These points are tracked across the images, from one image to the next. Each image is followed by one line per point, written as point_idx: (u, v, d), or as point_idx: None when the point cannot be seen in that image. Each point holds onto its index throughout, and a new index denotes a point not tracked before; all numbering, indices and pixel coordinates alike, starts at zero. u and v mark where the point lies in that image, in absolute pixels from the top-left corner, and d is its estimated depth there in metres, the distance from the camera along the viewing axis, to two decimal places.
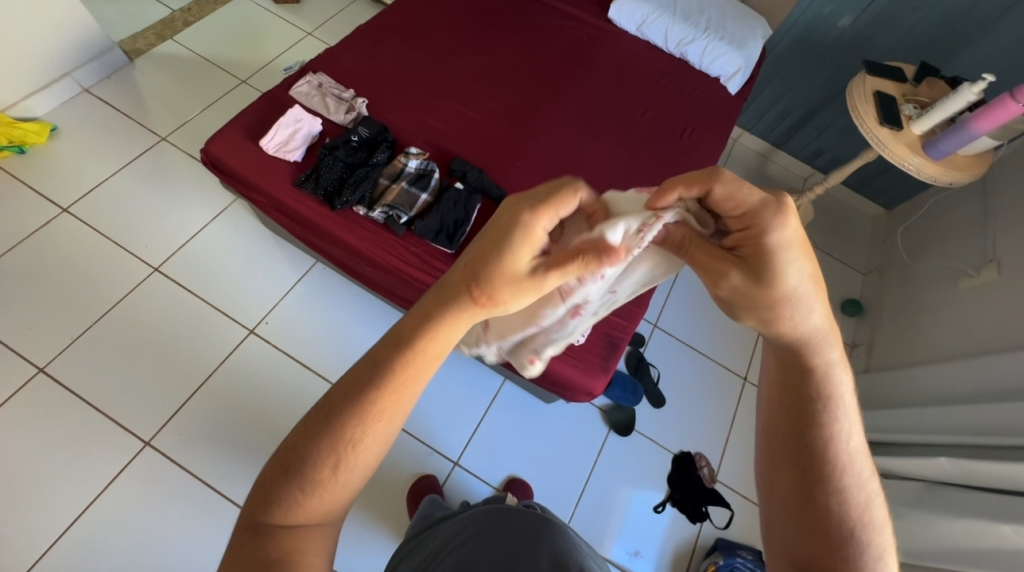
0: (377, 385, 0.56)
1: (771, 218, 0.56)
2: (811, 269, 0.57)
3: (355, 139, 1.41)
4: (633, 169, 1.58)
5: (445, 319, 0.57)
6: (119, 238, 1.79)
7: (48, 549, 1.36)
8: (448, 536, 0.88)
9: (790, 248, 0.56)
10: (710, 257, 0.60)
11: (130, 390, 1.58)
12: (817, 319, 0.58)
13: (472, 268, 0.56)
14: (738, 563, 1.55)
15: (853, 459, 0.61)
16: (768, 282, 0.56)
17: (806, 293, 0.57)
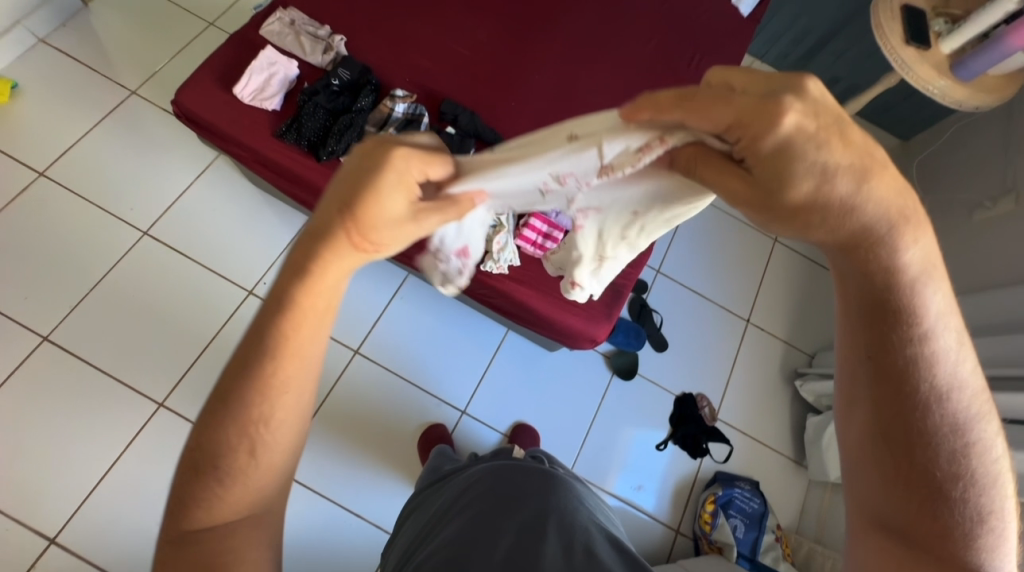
0: (270, 359, 0.58)
1: (765, 117, 0.49)
2: (839, 159, 0.50)
3: (336, 82, 1.31)
4: (637, 106, 1.48)
5: (326, 264, 0.56)
6: (102, 202, 1.72)
7: (83, 503, 1.45)
8: (460, 492, 0.90)
9: (799, 143, 0.49)
10: (717, 177, 0.56)
11: (138, 355, 1.60)
12: (868, 222, 0.53)
13: (342, 211, 0.54)
14: (736, 493, 1.65)
15: (945, 385, 0.59)
16: (785, 190, 0.51)
17: (844, 196, 0.51)
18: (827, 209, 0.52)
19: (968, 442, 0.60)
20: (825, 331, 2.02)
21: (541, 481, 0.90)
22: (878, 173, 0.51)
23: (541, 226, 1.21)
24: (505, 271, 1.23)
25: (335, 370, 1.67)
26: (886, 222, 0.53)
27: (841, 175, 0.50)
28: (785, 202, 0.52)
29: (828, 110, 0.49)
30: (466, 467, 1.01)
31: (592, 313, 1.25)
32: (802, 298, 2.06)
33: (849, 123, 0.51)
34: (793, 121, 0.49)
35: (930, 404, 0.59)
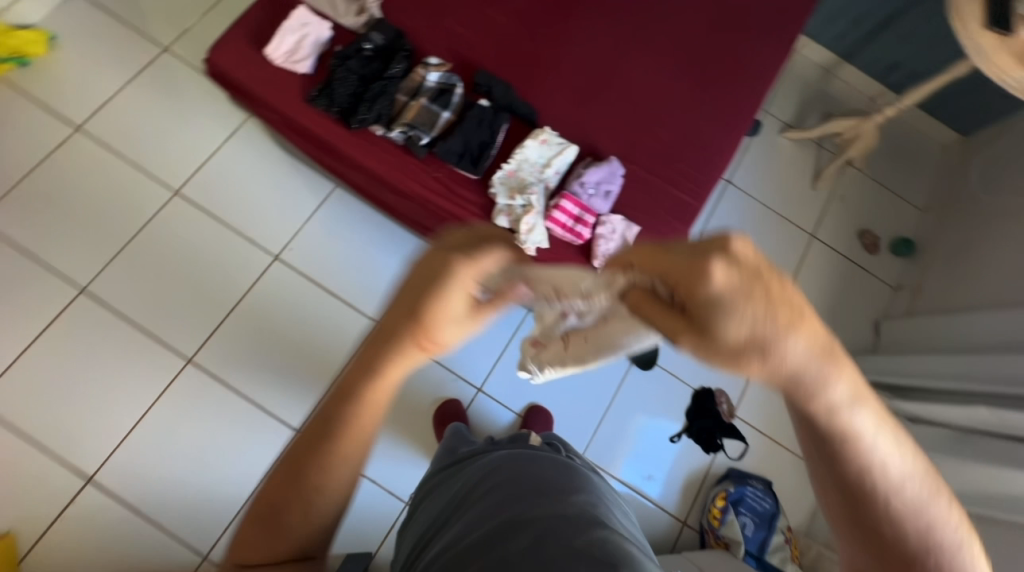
0: (333, 439, 0.60)
1: (691, 270, 0.46)
2: (769, 313, 0.43)
3: (369, 47, 1.26)
4: (680, 86, 1.40)
5: (389, 364, 0.56)
6: (136, 160, 1.74)
7: (116, 449, 1.53)
8: (473, 480, 0.89)
9: (727, 295, 0.44)
10: (663, 321, 0.52)
11: (167, 312, 1.64)
12: (811, 368, 0.45)
13: (409, 313, 0.54)
14: (748, 492, 1.64)
15: (923, 514, 0.52)
16: (719, 342, 0.46)
17: (776, 343, 0.44)
18: (762, 365, 0.45)
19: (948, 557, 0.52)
20: (856, 335, 1.94)
21: (554, 473, 0.89)
22: (802, 321, 0.43)
23: (573, 210, 1.21)
24: (532, 253, 1.19)
25: (355, 340, 1.69)
26: (817, 368, 0.45)
27: (782, 329, 0.43)
28: (726, 357, 0.46)
29: (759, 265, 0.44)
30: (479, 452, 0.99)
31: None
32: (835, 299, 1.98)
33: (783, 272, 0.45)
34: (723, 278, 0.44)
35: (896, 516, 0.52)
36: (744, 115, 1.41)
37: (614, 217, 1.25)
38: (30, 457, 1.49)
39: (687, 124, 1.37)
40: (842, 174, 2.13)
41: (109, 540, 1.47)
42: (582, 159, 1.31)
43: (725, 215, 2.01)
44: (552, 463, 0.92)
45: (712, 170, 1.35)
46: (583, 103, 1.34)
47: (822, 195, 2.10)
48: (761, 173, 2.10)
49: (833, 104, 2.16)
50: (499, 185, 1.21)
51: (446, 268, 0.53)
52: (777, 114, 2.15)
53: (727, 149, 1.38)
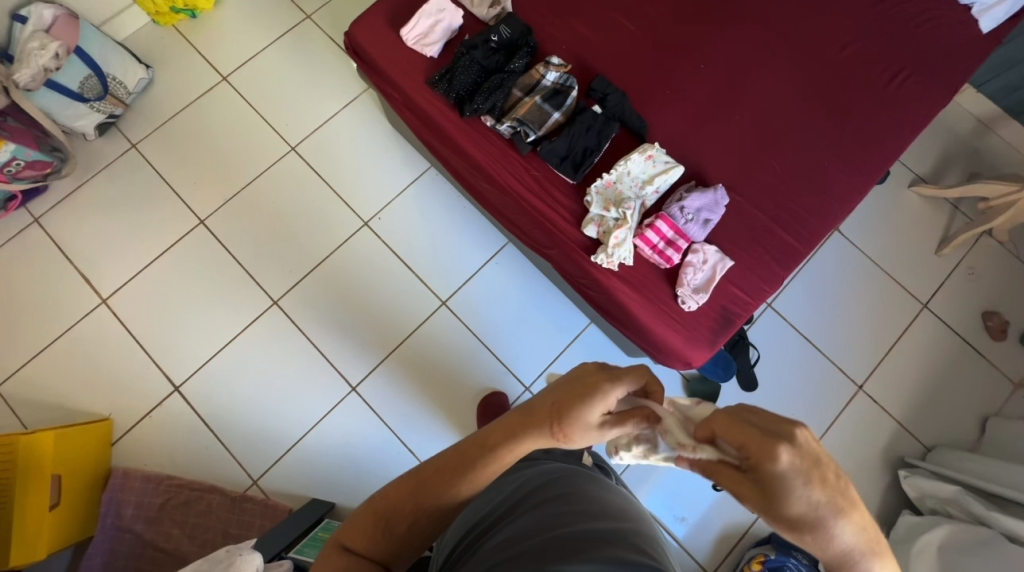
0: (452, 482, 0.62)
1: (761, 449, 0.48)
2: (822, 497, 0.47)
3: (495, 39, 1.29)
4: (808, 122, 1.30)
5: (522, 439, 0.61)
6: (265, 114, 1.93)
7: (203, 365, 1.72)
8: (533, 484, 0.76)
9: (794, 480, 0.47)
10: (721, 484, 0.52)
11: (265, 255, 1.81)
12: (853, 550, 0.48)
13: (557, 406, 0.58)
14: (790, 562, 1.49)
15: None
16: (779, 514, 0.48)
17: (826, 527, 0.47)
18: (809, 538, 0.48)
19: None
20: (953, 427, 1.72)
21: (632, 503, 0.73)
22: (851, 508, 0.47)
23: (667, 232, 1.17)
24: (615, 268, 1.17)
25: (421, 315, 1.77)
26: (860, 553, 0.48)
27: (828, 513, 0.47)
28: (786, 530, 0.49)
29: (819, 454, 0.47)
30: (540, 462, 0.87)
31: (693, 335, 1.16)
32: (936, 381, 1.76)
33: (836, 461, 0.48)
34: (791, 465, 0.47)
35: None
36: (877, 164, 1.28)
37: (708, 247, 1.20)
38: (138, 355, 1.72)
39: (808, 164, 1.28)
40: (976, 245, 1.87)
41: (183, 443, 1.67)
42: (685, 182, 1.25)
43: (824, 264, 1.85)
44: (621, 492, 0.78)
45: (827, 217, 1.24)
46: (698, 124, 1.29)
47: (946, 264, 1.86)
48: (877, 227, 1.90)
49: (982, 165, 1.91)
50: (595, 193, 1.20)
51: (601, 379, 0.58)
52: (911, 165, 1.94)
53: (850, 197, 1.26)
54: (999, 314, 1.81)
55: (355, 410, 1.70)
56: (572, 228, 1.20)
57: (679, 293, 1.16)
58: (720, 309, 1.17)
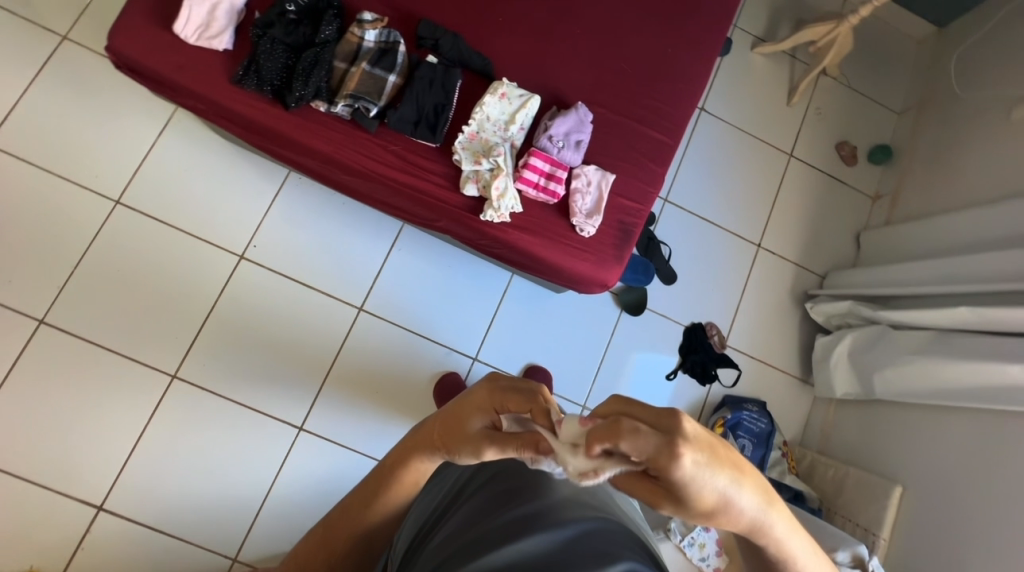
0: (355, 518, 0.69)
1: (661, 453, 0.43)
2: (726, 476, 0.45)
3: (292, 9, 1.11)
4: (641, 13, 1.29)
5: (415, 458, 0.65)
6: (64, 171, 1.58)
7: (120, 473, 1.52)
8: (474, 469, 0.83)
9: (699, 471, 0.44)
10: (634, 494, 0.48)
11: (140, 330, 1.57)
12: (755, 509, 0.49)
13: (442, 425, 0.62)
14: (744, 415, 1.69)
15: None
16: (691, 504, 0.46)
17: (729, 501, 0.47)
18: (722, 512, 0.48)
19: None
20: (838, 250, 1.96)
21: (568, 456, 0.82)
22: (748, 474, 0.47)
23: (544, 167, 1.15)
24: (507, 219, 1.14)
25: (343, 329, 1.66)
26: (760, 509, 0.50)
27: (731, 490, 0.46)
28: (703, 514, 0.48)
29: (711, 439, 0.45)
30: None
31: (601, 257, 1.18)
32: (816, 218, 1.98)
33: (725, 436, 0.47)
34: (693, 460, 0.44)
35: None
36: (713, 38, 1.31)
37: (588, 167, 1.19)
38: (34, 494, 1.47)
39: (653, 56, 1.28)
40: (817, 86, 2.05)
41: (136, 557, 1.50)
42: (547, 109, 1.21)
43: (701, 145, 1.94)
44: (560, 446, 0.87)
45: (684, 103, 1.27)
46: (540, 47, 1.23)
47: (798, 111, 2.03)
48: (736, 96, 2.01)
49: (805, 10, 2.06)
50: (460, 150, 1.13)
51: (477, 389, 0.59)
52: (747, 28, 2.04)
53: (698, 78, 1.29)
54: (849, 142, 2.04)
55: (313, 446, 1.61)
56: (451, 193, 1.13)
57: (575, 223, 1.16)
58: (618, 224, 1.19)
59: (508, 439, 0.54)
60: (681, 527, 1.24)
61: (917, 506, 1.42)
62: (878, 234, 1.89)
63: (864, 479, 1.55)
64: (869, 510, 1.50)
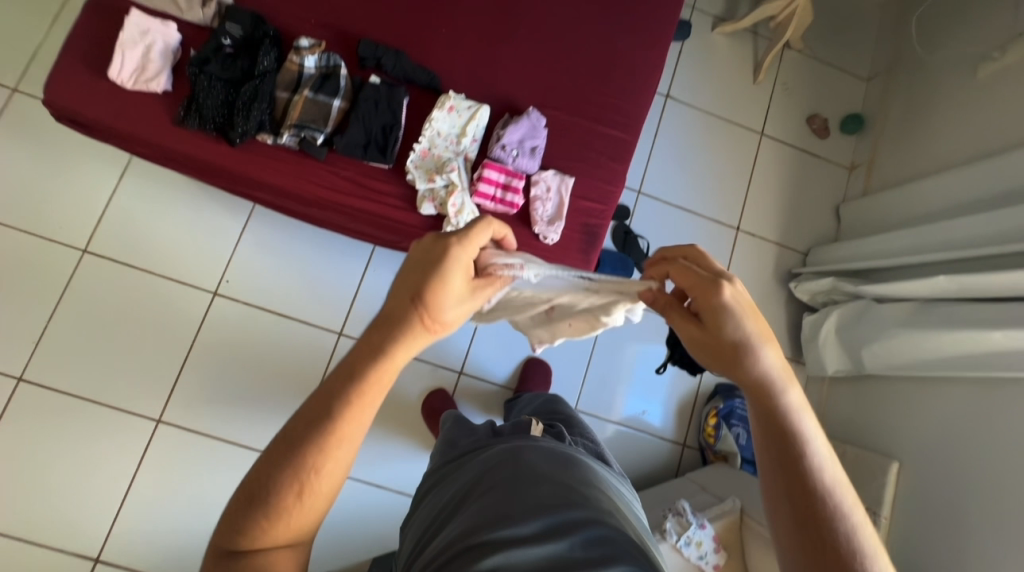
0: (337, 409, 0.57)
1: (719, 284, 0.69)
2: (753, 319, 0.68)
3: (228, 43, 1.08)
4: (588, 10, 1.27)
5: (398, 345, 0.60)
6: (27, 225, 1.57)
7: (114, 523, 1.51)
8: (474, 478, 0.79)
9: (736, 305, 0.68)
10: (671, 310, 0.75)
11: (121, 378, 1.56)
12: (772, 367, 0.67)
13: (415, 295, 0.61)
14: (737, 403, 1.67)
15: (844, 516, 0.63)
16: (724, 327, 0.68)
17: (754, 345, 0.68)
18: (745, 354, 0.67)
19: (874, 562, 0.61)
20: (819, 226, 1.94)
21: (560, 464, 0.80)
22: (771, 343, 0.68)
23: (499, 178, 1.13)
24: None
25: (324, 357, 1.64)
26: (778, 371, 0.68)
27: (754, 335, 0.68)
28: (719, 338, 0.69)
29: (745, 298, 0.69)
30: (482, 446, 0.90)
31: (567, 263, 1.16)
32: (793, 195, 1.95)
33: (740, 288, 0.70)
34: (733, 294, 0.69)
35: (831, 526, 0.62)
36: (663, 28, 1.29)
37: (546, 172, 1.17)
38: (29, 552, 1.46)
39: (602, 50, 1.26)
40: (783, 61, 2.02)
41: None
42: (499, 118, 1.19)
43: (670, 134, 1.93)
44: (553, 450, 0.84)
45: (640, 97, 1.25)
46: (485, 55, 1.21)
47: (765, 88, 2.01)
48: (700, 80, 1.98)
49: None
50: (413, 169, 1.11)
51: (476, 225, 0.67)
52: (707, 9, 2.01)
53: (652, 67, 1.27)
54: (820, 114, 2.01)
55: None
56: (409, 214, 1.11)
57: (538, 231, 1.14)
58: (582, 228, 1.18)
59: (490, 279, 0.68)
60: (677, 526, 1.23)
61: (915, 480, 1.40)
62: (856, 206, 1.87)
63: (861, 457, 1.53)
64: (870, 488, 1.47)
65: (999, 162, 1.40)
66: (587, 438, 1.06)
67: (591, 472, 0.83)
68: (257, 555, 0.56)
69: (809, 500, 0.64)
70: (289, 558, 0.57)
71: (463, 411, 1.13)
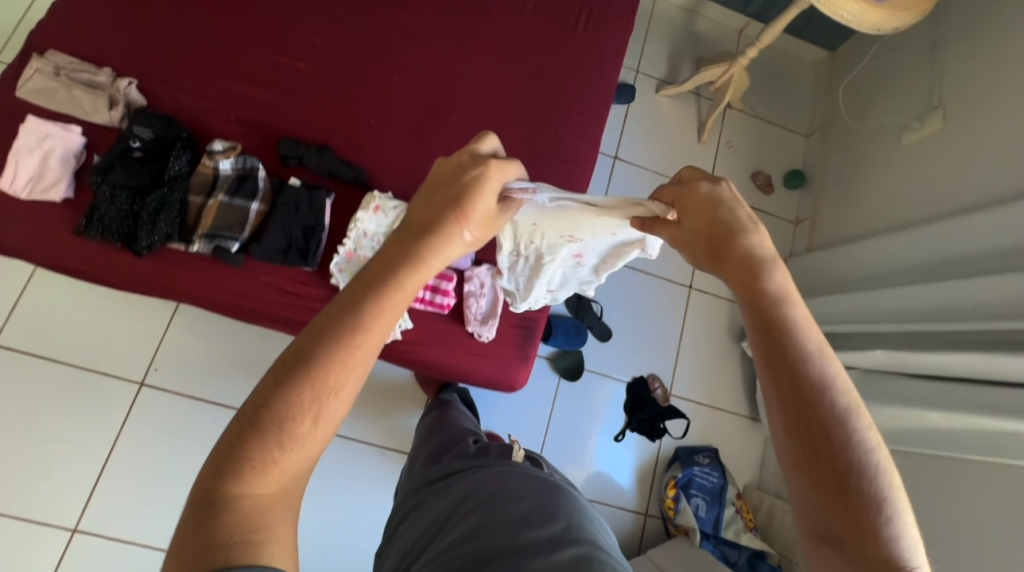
0: (356, 322, 0.53)
1: (703, 180, 0.69)
2: (740, 209, 0.67)
3: (137, 146, 1.02)
4: (521, 98, 1.27)
5: (432, 249, 0.59)
6: None
7: None
8: (469, 491, 0.83)
9: (720, 197, 0.68)
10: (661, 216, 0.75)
11: (26, 484, 1.33)
12: (766, 252, 0.64)
13: (456, 197, 0.61)
14: (696, 471, 1.64)
15: (848, 414, 0.58)
16: (711, 215, 0.68)
17: (743, 232, 0.66)
18: (742, 242, 0.65)
19: (879, 467, 0.57)
20: None
21: (543, 486, 0.85)
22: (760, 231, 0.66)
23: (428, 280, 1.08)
24: (397, 338, 1.08)
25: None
26: (770, 255, 0.64)
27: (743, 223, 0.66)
28: (714, 231, 0.67)
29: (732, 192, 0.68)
30: (464, 468, 0.93)
31: (504, 359, 1.13)
32: None
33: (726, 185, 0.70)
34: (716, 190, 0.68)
35: (839, 429, 0.57)
36: (595, 115, 1.30)
37: (479, 267, 1.14)
38: None
39: (536, 137, 1.25)
40: (726, 119, 2.08)
41: None
42: None
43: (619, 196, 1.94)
44: (528, 473, 0.88)
45: (574, 184, 1.25)
46: (415, 145, 1.19)
47: (710, 147, 2.06)
48: (647, 140, 2.02)
49: (701, 46, 2.13)
50: (337, 273, 1.06)
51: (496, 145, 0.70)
52: (650, 72, 2.07)
53: (585, 153, 1.27)
54: (763, 171, 2.07)
55: None
56: None
57: (472, 329, 1.11)
58: (520, 321, 1.15)
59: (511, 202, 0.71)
60: None
61: None
62: (802, 262, 1.90)
63: None
64: None
65: (926, 230, 1.43)
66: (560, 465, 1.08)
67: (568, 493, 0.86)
68: (254, 489, 0.49)
69: (808, 394, 0.58)
70: (288, 508, 0.51)
71: (442, 429, 1.17)
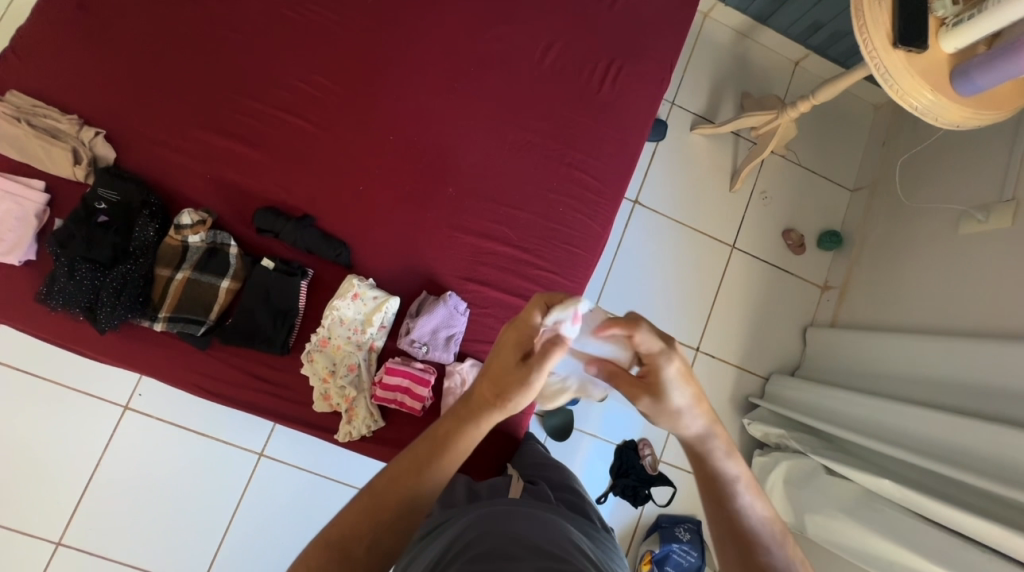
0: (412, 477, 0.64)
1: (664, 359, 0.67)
2: (696, 393, 0.67)
3: (102, 208, 0.95)
4: (528, 168, 1.13)
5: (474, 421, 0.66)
6: None
7: None
8: (460, 530, 0.64)
9: (676, 382, 0.66)
10: (618, 378, 0.69)
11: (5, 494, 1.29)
12: (699, 426, 0.68)
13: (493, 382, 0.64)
14: (675, 548, 1.62)
15: (772, 539, 0.69)
16: (663, 394, 0.66)
17: (684, 410, 0.67)
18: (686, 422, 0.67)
19: None
20: (784, 351, 1.84)
21: (539, 522, 0.65)
22: (705, 403, 0.68)
23: (401, 381, 0.99)
24: (366, 437, 0.99)
25: (235, 483, 1.38)
26: (711, 427, 0.69)
27: (676, 379, 0.66)
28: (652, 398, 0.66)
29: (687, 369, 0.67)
30: (454, 515, 0.73)
31: (479, 462, 1.05)
32: (760, 315, 1.85)
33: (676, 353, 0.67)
34: (673, 369, 0.66)
35: (768, 557, 0.67)
36: (609, 191, 1.17)
37: (463, 362, 1.05)
38: None
39: (539, 214, 1.13)
40: (763, 167, 1.88)
41: None
42: (415, 296, 1.07)
43: (632, 246, 1.80)
44: (531, 511, 0.69)
45: (576, 272, 1.13)
46: (406, 217, 1.08)
47: (741, 197, 1.88)
48: (673, 184, 1.84)
49: (749, 78, 1.89)
50: (307, 362, 0.99)
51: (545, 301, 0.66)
52: (688, 105, 1.86)
53: (593, 236, 1.15)
54: (797, 228, 1.88)
55: None
56: (304, 411, 0.99)
57: None
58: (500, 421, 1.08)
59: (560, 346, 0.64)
60: None
61: None
62: (822, 336, 1.77)
63: None
64: None
65: (965, 346, 1.29)
66: (569, 492, 0.88)
67: (584, 542, 0.65)
68: None
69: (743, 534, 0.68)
70: None
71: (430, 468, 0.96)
